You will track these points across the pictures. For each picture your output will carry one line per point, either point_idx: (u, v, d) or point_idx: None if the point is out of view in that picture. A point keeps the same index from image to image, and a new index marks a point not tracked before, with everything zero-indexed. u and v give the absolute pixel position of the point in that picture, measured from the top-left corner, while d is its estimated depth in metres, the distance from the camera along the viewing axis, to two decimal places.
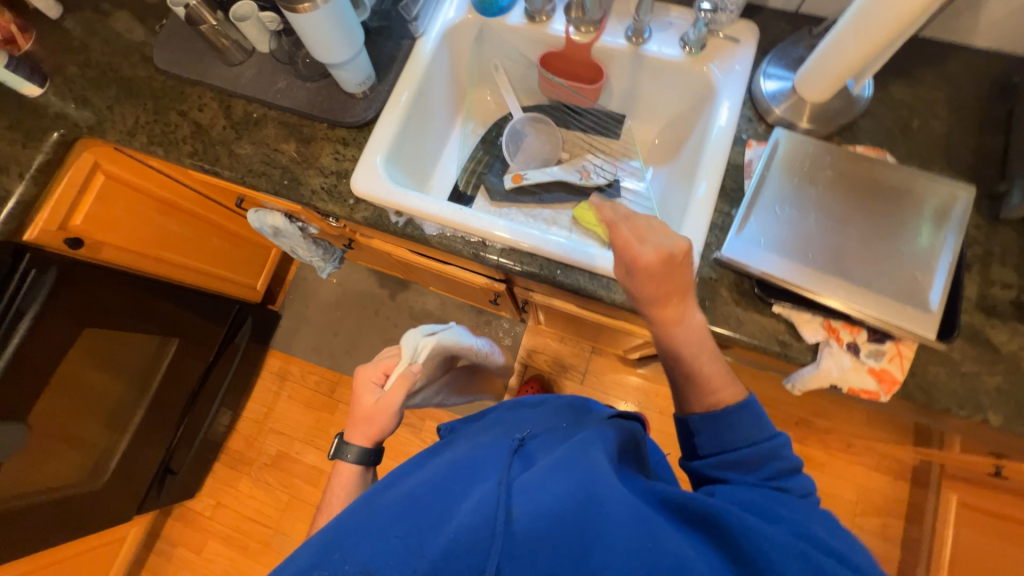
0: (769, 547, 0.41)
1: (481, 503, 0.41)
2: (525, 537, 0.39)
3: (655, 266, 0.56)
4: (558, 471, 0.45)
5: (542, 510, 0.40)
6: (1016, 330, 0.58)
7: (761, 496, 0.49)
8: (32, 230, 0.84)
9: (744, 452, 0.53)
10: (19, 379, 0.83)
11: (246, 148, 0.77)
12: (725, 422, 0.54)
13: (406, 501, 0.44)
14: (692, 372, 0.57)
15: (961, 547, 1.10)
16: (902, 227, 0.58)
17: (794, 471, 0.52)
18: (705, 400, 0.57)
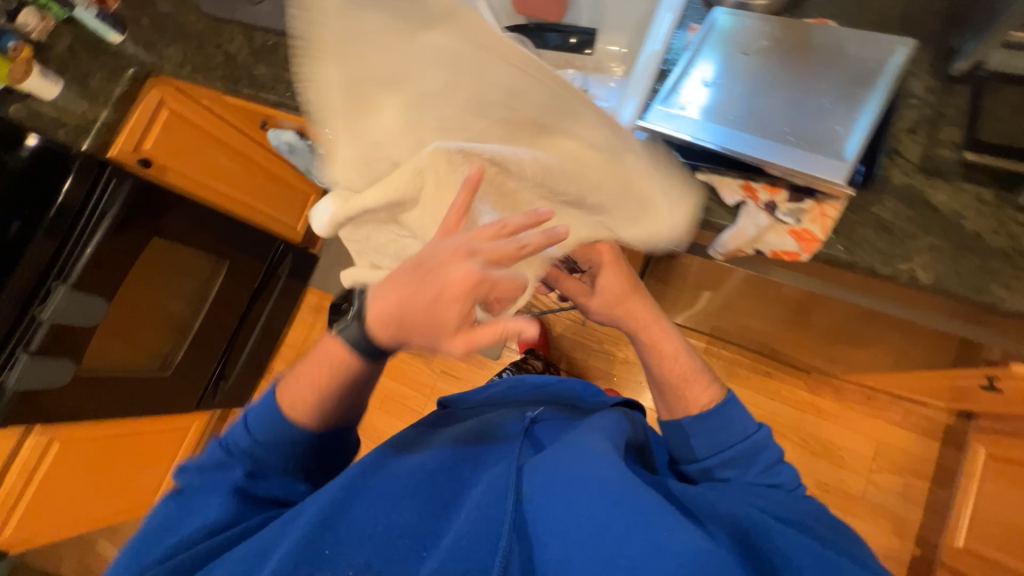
0: (777, 535, 0.54)
1: (483, 496, 0.64)
2: (538, 516, 0.62)
3: (601, 292, 0.70)
4: (569, 459, 0.66)
5: (552, 491, 0.64)
6: (961, 190, 0.55)
7: (751, 494, 0.62)
8: (114, 149, 1.09)
9: (737, 451, 0.66)
10: (104, 264, 1.07)
11: (261, 69, 0.92)
12: (717, 425, 0.67)
13: (415, 478, 0.67)
14: (675, 381, 0.72)
15: (985, 502, 0.99)
16: (829, 83, 0.58)
17: (778, 463, 0.66)
18: (691, 404, 0.70)
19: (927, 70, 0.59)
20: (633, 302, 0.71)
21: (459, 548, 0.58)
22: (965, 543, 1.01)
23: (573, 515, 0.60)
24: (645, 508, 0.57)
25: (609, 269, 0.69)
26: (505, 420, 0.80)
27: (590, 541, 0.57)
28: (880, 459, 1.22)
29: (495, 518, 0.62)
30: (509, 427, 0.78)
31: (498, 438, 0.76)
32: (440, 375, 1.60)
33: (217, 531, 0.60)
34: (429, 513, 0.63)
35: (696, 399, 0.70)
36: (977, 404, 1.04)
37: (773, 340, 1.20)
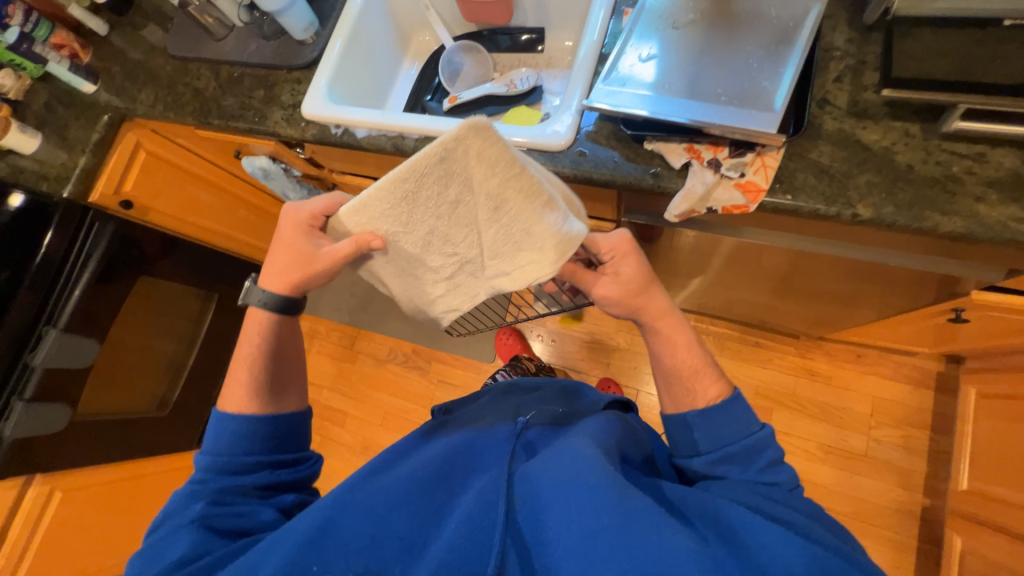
0: (764, 535, 0.48)
1: (479, 499, 0.60)
2: (529, 520, 0.57)
3: (623, 281, 0.68)
4: (560, 462, 0.60)
5: (542, 498, 0.57)
6: (890, 128, 0.58)
7: (749, 493, 0.56)
8: (95, 194, 1.11)
9: (736, 447, 0.60)
10: (93, 305, 1.09)
11: (229, 99, 0.96)
12: (722, 415, 0.62)
13: (405, 486, 0.64)
14: (683, 372, 0.67)
15: (982, 440, 1.00)
16: (753, 44, 0.61)
17: (779, 462, 0.60)
18: (697, 399, 0.65)
19: (844, 23, 0.63)
20: (650, 294, 0.68)
21: (446, 558, 0.53)
22: (970, 484, 1.01)
23: (561, 518, 0.54)
24: (641, 512, 0.51)
25: (625, 257, 0.67)
26: (496, 429, 0.75)
27: (583, 548, 0.51)
28: (879, 414, 1.23)
29: (486, 528, 0.57)
30: (501, 433, 0.73)
31: (492, 445, 0.71)
32: (438, 384, 1.61)
33: (180, 568, 0.56)
34: (423, 525, 0.59)
35: (703, 391, 0.66)
36: (961, 345, 1.05)
37: (756, 308, 1.22)
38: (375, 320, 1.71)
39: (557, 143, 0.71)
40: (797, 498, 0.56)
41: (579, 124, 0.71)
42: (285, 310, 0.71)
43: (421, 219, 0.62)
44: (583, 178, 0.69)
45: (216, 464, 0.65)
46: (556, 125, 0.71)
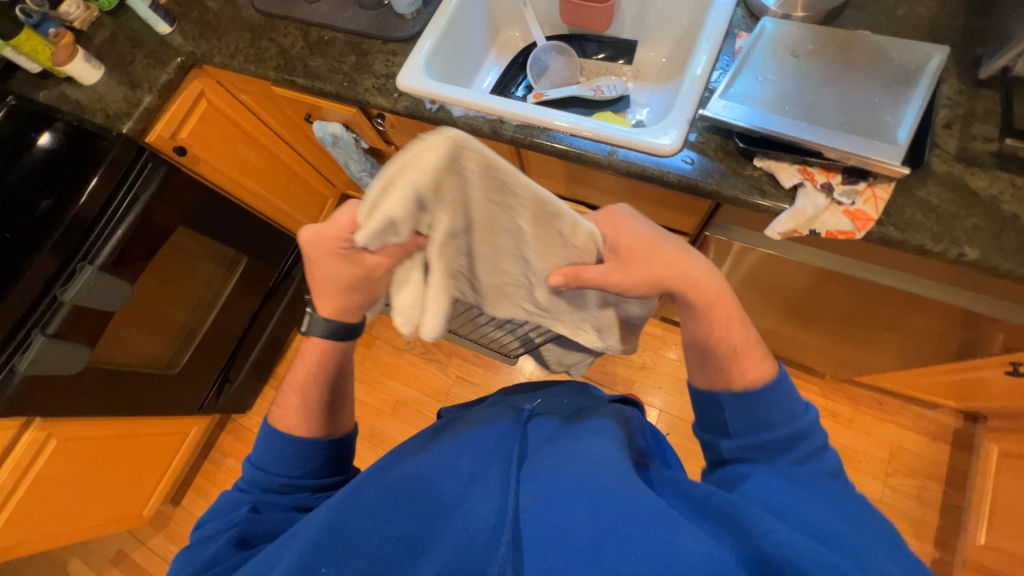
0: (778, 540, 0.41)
1: (487, 507, 0.54)
2: (535, 517, 0.52)
3: (625, 259, 0.58)
4: (571, 463, 0.57)
5: (549, 494, 0.53)
6: (997, 177, 0.61)
7: (781, 484, 0.48)
8: (152, 133, 1.08)
9: (778, 432, 0.52)
10: (133, 249, 1.05)
11: (317, 60, 0.95)
12: (764, 395, 0.54)
13: (412, 485, 0.57)
14: (719, 349, 0.59)
15: (1003, 499, 1.03)
16: (875, 81, 0.64)
17: (824, 451, 0.52)
18: (736, 377, 0.57)
19: (955, 75, 0.67)
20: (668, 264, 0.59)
21: (451, 561, 0.50)
22: (987, 541, 1.03)
23: (568, 516, 0.50)
24: (646, 514, 0.47)
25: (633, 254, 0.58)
26: (498, 419, 0.70)
27: (589, 549, 0.46)
28: (895, 463, 1.25)
29: (495, 524, 0.52)
30: (506, 421, 0.69)
31: (497, 431, 0.67)
32: (455, 380, 1.58)
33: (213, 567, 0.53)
34: (426, 522, 0.54)
35: (751, 368, 0.57)
36: (987, 404, 1.09)
37: (791, 345, 1.25)
38: None
39: (662, 148, 0.72)
40: (842, 486, 0.49)
41: (686, 133, 0.72)
42: (345, 337, 0.68)
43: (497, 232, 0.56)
44: (687, 185, 0.70)
45: (262, 480, 0.62)
46: (663, 131, 0.73)
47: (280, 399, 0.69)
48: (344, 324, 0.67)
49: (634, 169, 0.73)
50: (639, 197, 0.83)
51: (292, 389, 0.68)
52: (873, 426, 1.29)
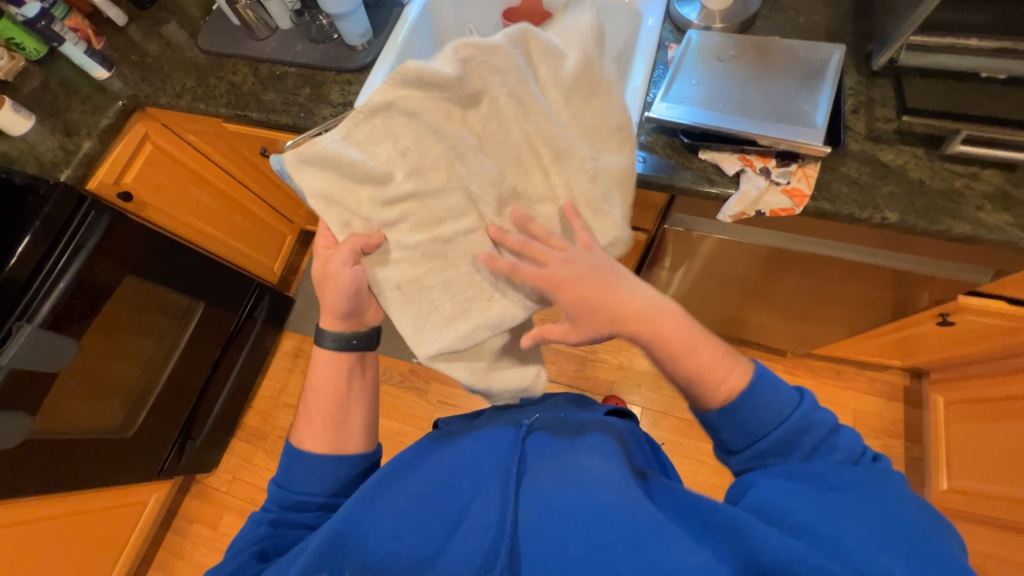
0: (774, 551, 0.43)
1: (491, 515, 0.56)
2: (534, 533, 0.53)
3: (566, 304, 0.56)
4: (569, 478, 0.58)
5: (547, 510, 0.55)
6: (901, 151, 0.70)
7: (788, 495, 0.47)
8: (94, 181, 1.03)
9: (772, 438, 0.50)
10: (78, 301, 0.98)
11: (270, 95, 0.95)
12: (755, 400, 0.51)
13: (417, 501, 0.58)
14: (692, 371, 0.54)
15: (955, 443, 1.12)
16: (789, 77, 0.73)
17: (836, 440, 0.50)
18: (711, 399, 0.53)
19: (854, 69, 0.77)
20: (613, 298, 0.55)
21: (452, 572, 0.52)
22: (950, 485, 1.12)
23: (567, 530, 0.52)
24: (647, 530, 0.49)
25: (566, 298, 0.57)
26: (500, 436, 0.68)
27: (591, 560, 0.49)
28: (859, 427, 1.34)
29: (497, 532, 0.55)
30: (506, 439, 0.66)
31: (495, 449, 0.65)
32: (437, 405, 1.55)
33: None
34: (428, 537, 0.55)
35: (728, 380, 0.53)
36: (927, 360, 1.21)
37: (752, 327, 1.32)
38: None
39: None
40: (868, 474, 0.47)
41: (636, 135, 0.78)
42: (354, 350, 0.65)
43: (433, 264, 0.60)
44: (643, 180, 0.76)
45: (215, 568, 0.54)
46: None
47: (301, 411, 0.67)
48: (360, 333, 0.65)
49: None
50: None
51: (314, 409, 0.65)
52: (835, 394, 1.39)
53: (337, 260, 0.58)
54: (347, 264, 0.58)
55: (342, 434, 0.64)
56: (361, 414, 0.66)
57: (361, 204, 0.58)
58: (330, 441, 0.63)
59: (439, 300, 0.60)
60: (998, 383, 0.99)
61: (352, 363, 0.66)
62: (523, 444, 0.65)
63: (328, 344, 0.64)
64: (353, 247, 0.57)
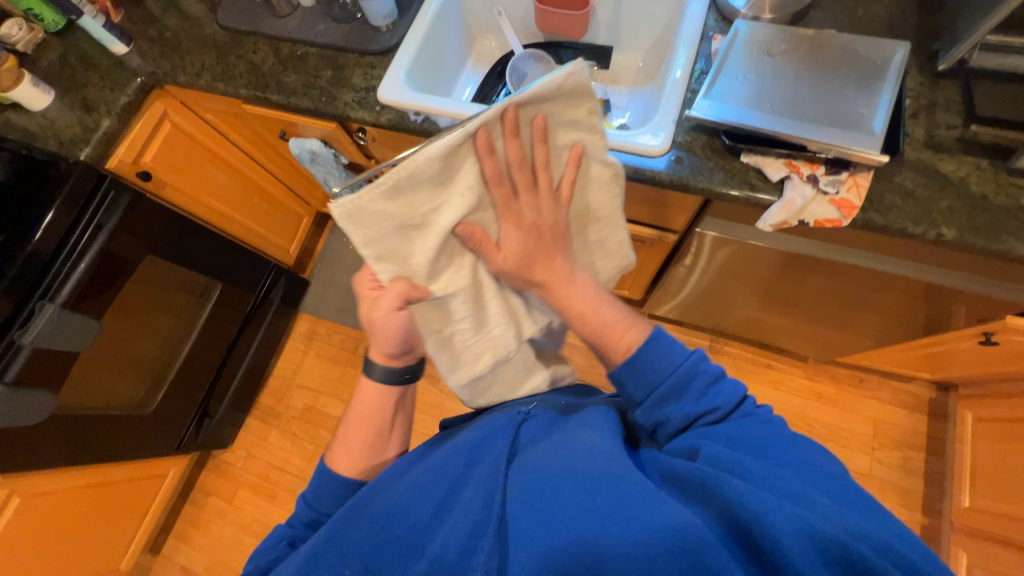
0: (750, 500, 0.40)
1: (479, 495, 0.54)
2: (520, 509, 0.50)
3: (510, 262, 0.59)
4: (559, 453, 0.55)
5: (533, 483, 0.52)
6: (962, 161, 0.65)
7: (731, 449, 0.47)
8: (113, 160, 1.02)
9: (668, 386, 0.52)
10: (101, 282, 0.99)
11: (291, 76, 0.92)
12: (645, 358, 0.53)
13: (409, 492, 0.58)
14: (598, 326, 0.58)
15: (981, 461, 1.10)
16: (845, 76, 0.68)
17: (718, 378, 0.53)
18: (613, 348, 0.57)
19: (916, 68, 0.71)
20: (552, 257, 0.59)
21: (442, 558, 0.50)
22: (971, 502, 1.10)
23: (551, 500, 0.49)
24: (630, 491, 0.46)
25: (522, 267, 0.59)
26: (495, 420, 0.68)
27: (580, 520, 0.45)
28: (878, 436, 1.31)
29: (485, 511, 0.52)
30: (501, 421, 0.67)
31: (490, 433, 0.65)
32: (449, 394, 1.55)
33: None
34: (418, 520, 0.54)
35: (625, 336, 0.56)
36: (958, 374, 1.16)
37: (772, 330, 1.29)
38: None
39: (652, 150, 0.73)
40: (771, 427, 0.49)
41: (674, 134, 0.74)
42: (403, 380, 0.70)
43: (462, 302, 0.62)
44: (680, 184, 0.72)
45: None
46: (651, 132, 0.74)
47: (336, 437, 0.72)
48: (400, 368, 0.69)
49: (627, 171, 0.74)
50: (629, 198, 0.85)
51: (350, 431, 0.70)
52: (855, 402, 1.35)
53: (384, 308, 0.59)
54: (392, 311, 0.59)
55: (377, 463, 0.70)
56: (397, 446, 0.73)
57: (409, 241, 0.55)
58: (364, 469, 0.68)
59: (473, 345, 0.66)
60: None
61: (396, 394, 0.71)
62: (517, 431, 0.64)
63: (376, 375, 0.69)
64: (400, 294, 0.57)
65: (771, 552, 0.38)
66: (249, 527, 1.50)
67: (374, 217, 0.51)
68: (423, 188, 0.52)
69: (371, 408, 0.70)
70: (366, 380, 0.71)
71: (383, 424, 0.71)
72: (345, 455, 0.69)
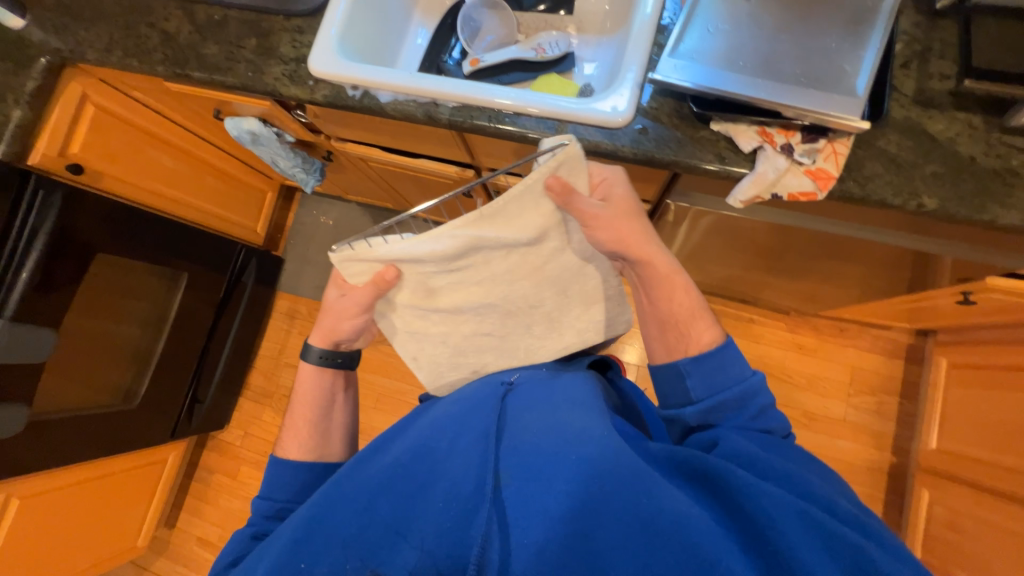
0: (769, 501, 0.47)
1: (469, 478, 0.54)
2: (514, 494, 0.53)
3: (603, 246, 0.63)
4: (550, 432, 0.57)
5: (528, 469, 0.54)
6: (953, 118, 0.59)
7: (750, 443, 0.55)
8: (34, 155, 0.93)
9: (732, 395, 0.59)
10: (51, 287, 0.94)
11: (211, 48, 0.81)
12: (712, 363, 0.60)
13: (390, 472, 0.56)
14: (679, 317, 0.64)
15: (952, 405, 1.12)
16: (829, 23, 0.60)
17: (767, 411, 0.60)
18: (691, 344, 0.63)
19: (912, 7, 0.64)
20: (641, 231, 0.63)
21: (435, 541, 0.51)
22: (939, 444, 1.15)
23: (548, 488, 0.52)
24: (629, 479, 0.50)
25: (620, 215, 0.62)
26: (478, 387, 0.67)
27: (573, 515, 0.50)
28: (855, 383, 1.34)
29: (476, 481, 0.53)
30: (484, 390, 0.66)
31: (470, 406, 0.63)
32: None
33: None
34: (402, 502, 0.54)
35: (697, 336, 0.63)
36: (939, 323, 1.16)
37: (752, 286, 1.27)
38: None
39: (615, 117, 0.66)
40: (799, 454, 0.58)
41: (638, 100, 0.67)
42: (339, 364, 0.74)
43: (470, 335, 0.74)
44: (644, 157, 0.65)
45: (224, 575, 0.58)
46: (612, 99, 0.66)
47: (285, 426, 0.73)
48: (340, 353, 0.74)
49: (587, 145, 0.67)
50: None
51: (296, 416, 0.73)
52: (835, 351, 1.37)
53: (357, 306, 0.67)
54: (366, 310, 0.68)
55: (326, 442, 0.72)
56: (342, 422, 0.75)
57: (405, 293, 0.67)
58: (313, 450, 0.71)
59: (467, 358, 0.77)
60: (1008, 352, 0.96)
61: (335, 376, 0.75)
62: (501, 403, 0.63)
63: (313, 359, 0.73)
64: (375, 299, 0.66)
65: (776, 544, 0.46)
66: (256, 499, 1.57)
67: (380, 277, 0.63)
68: (426, 269, 0.63)
69: (311, 393, 0.73)
70: (305, 365, 0.74)
71: (325, 405, 0.73)
72: (292, 439, 0.71)
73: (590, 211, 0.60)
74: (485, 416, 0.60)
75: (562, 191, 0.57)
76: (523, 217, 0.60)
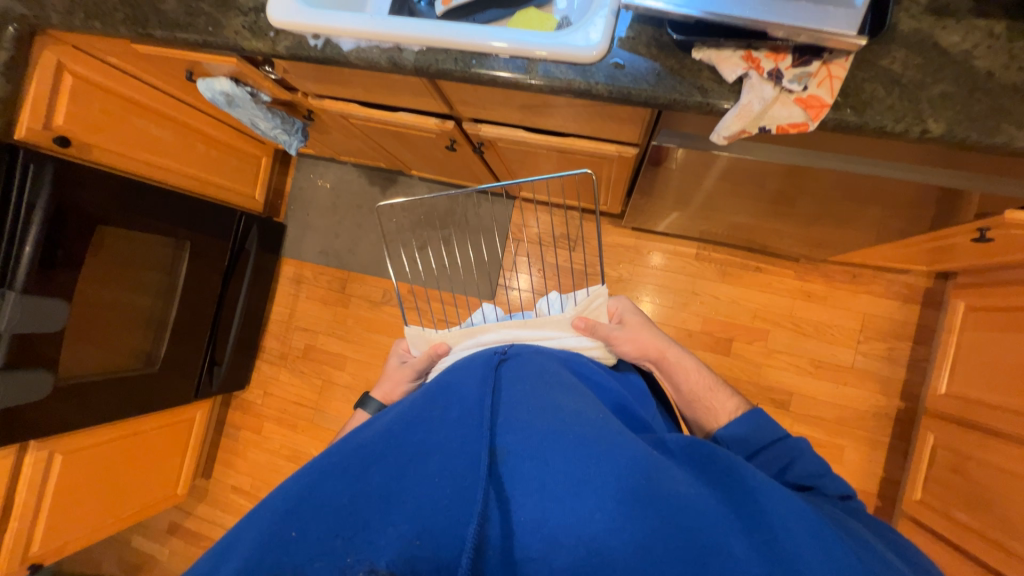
0: (770, 496, 0.50)
1: (466, 450, 0.54)
2: (511, 470, 0.53)
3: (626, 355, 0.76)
4: (545, 410, 0.58)
5: (525, 446, 0.54)
6: (969, 29, 0.54)
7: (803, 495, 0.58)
8: (20, 129, 0.94)
9: (768, 450, 0.64)
10: (56, 261, 0.97)
11: (169, 3, 0.78)
12: (744, 422, 0.66)
13: (381, 441, 0.54)
14: (701, 393, 0.72)
15: (966, 349, 1.08)
16: None
17: (811, 458, 0.63)
18: (719, 416, 0.70)
19: None
20: (659, 341, 0.75)
21: (429, 513, 0.49)
22: (948, 389, 1.11)
23: (546, 467, 0.52)
24: (628, 459, 0.51)
25: (635, 336, 0.75)
26: (472, 360, 0.68)
27: (572, 495, 0.50)
28: (865, 330, 1.30)
29: (472, 455, 0.54)
30: (479, 364, 0.66)
31: (465, 381, 0.63)
32: (437, 325, 1.58)
33: None
34: (396, 475, 0.52)
35: (722, 407, 0.71)
36: (961, 265, 1.10)
37: (760, 234, 1.20)
38: (368, 262, 1.67)
39: (588, 52, 0.61)
40: (848, 508, 0.59)
41: (614, 31, 0.61)
42: None
43: None
44: (621, 95, 0.60)
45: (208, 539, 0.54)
46: (584, 32, 0.61)
47: None
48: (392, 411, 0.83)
49: (559, 85, 0.62)
50: (575, 113, 0.73)
51: None
52: (847, 298, 1.31)
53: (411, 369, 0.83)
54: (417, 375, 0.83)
55: None
56: None
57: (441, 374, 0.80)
58: None
59: None
60: None
61: None
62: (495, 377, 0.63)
63: (371, 408, 0.81)
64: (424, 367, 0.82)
65: (776, 533, 0.46)
66: (280, 452, 1.68)
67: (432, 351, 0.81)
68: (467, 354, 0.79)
69: None
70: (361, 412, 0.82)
71: None
72: None
73: (612, 334, 0.76)
74: (481, 392, 0.60)
75: (586, 325, 0.77)
76: (548, 329, 0.79)
